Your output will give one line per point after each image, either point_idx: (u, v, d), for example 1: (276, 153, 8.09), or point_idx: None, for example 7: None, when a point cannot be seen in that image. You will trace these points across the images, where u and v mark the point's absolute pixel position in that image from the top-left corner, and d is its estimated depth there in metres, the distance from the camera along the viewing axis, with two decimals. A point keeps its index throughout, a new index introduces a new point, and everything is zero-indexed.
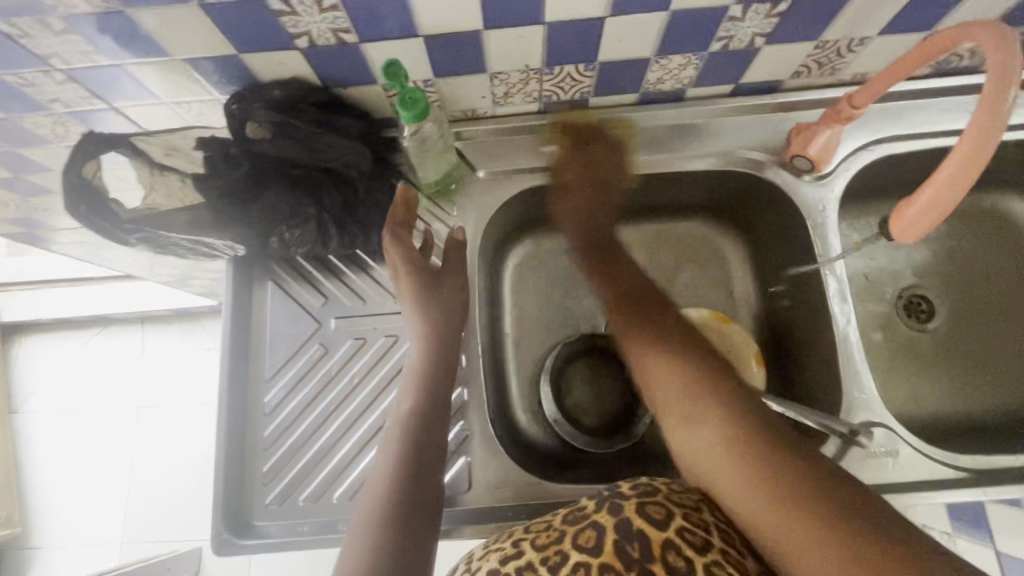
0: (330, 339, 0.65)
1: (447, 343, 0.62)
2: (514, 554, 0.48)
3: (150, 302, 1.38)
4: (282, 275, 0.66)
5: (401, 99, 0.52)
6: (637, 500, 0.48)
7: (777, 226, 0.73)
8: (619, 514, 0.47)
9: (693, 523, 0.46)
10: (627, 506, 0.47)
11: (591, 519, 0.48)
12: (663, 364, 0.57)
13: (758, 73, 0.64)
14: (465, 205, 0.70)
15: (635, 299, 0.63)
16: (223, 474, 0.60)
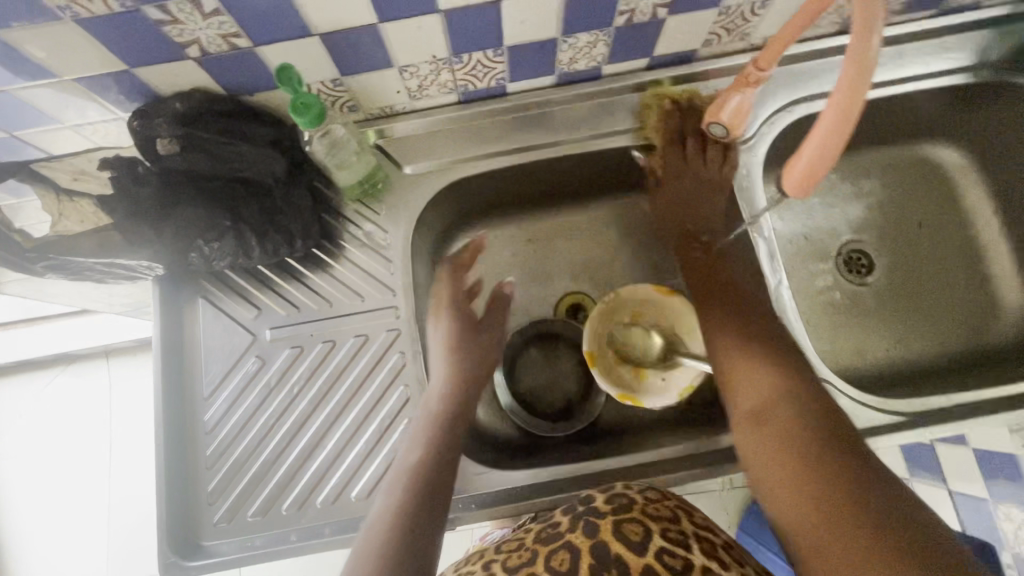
0: (266, 351, 0.64)
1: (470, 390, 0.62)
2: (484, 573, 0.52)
3: (109, 335, 1.35)
4: (213, 290, 0.65)
5: (295, 104, 0.50)
6: (613, 519, 0.52)
7: None
8: (598, 536, 0.51)
9: (670, 543, 0.50)
10: (604, 527, 0.52)
11: (564, 541, 0.51)
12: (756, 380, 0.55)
13: (670, 45, 0.64)
14: (394, 203, 0.69)
15: (725, 306, 0.62)
16: (166, 497, 0.59)
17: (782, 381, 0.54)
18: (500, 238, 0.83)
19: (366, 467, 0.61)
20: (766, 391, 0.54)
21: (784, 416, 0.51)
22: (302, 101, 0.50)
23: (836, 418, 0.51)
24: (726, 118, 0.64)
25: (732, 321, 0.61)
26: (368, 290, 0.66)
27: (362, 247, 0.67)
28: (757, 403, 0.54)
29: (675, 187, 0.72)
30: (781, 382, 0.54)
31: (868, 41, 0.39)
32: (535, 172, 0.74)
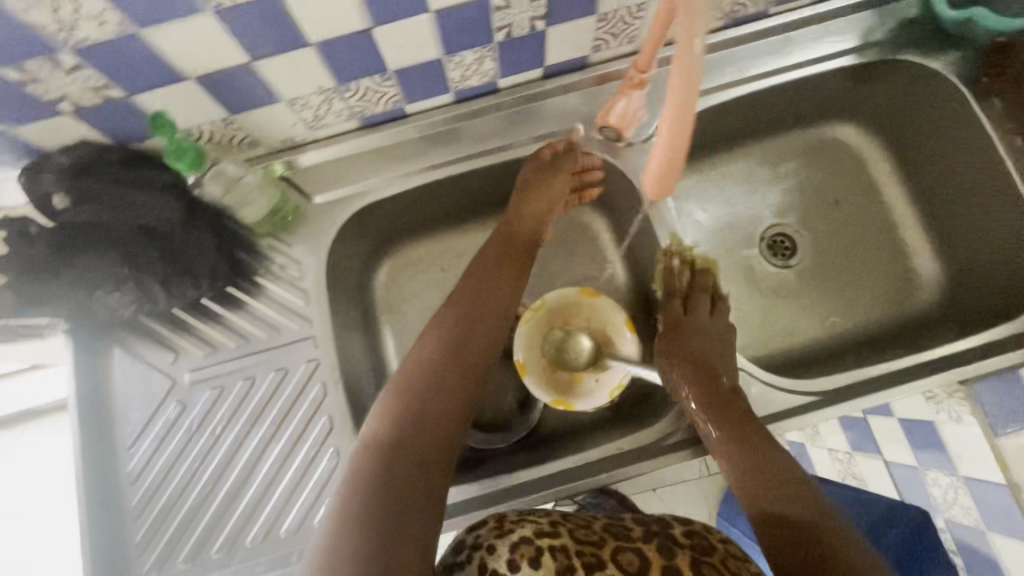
0: (185, 395, 0.64)
1: (508, 285, 0.67)
2: (550, 531, 0.54)
3: None
4: (128, 337, 0.65)
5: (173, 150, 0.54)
6: (692, 554, 0.51)
7: (624, 195, 0.75)
8: (677, 562, 0.50)
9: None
10: (681, 560, 0.51)
11: (637, 547, 0.52)
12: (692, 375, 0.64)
13: (559, 54, 0.66)
14: (307, 233, 0.69)
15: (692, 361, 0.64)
16: (91, 554, 0.58)
17: (750, 439, 0.57)
18: (428, 255, 0.83)
19: (293, 501, 0.61)
20: (745, 447, 0.56)
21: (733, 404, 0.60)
22: (176, 147, 0.54)
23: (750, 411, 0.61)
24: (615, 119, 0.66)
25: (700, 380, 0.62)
26: (287, 324, 0.66)
27: (277, 281, 0.67)
28: (744, 454, 0.55)
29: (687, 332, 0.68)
30: (759, 446, 0.56)
31: (695, 53, 0.39)
32: (448, 187, 0.75)
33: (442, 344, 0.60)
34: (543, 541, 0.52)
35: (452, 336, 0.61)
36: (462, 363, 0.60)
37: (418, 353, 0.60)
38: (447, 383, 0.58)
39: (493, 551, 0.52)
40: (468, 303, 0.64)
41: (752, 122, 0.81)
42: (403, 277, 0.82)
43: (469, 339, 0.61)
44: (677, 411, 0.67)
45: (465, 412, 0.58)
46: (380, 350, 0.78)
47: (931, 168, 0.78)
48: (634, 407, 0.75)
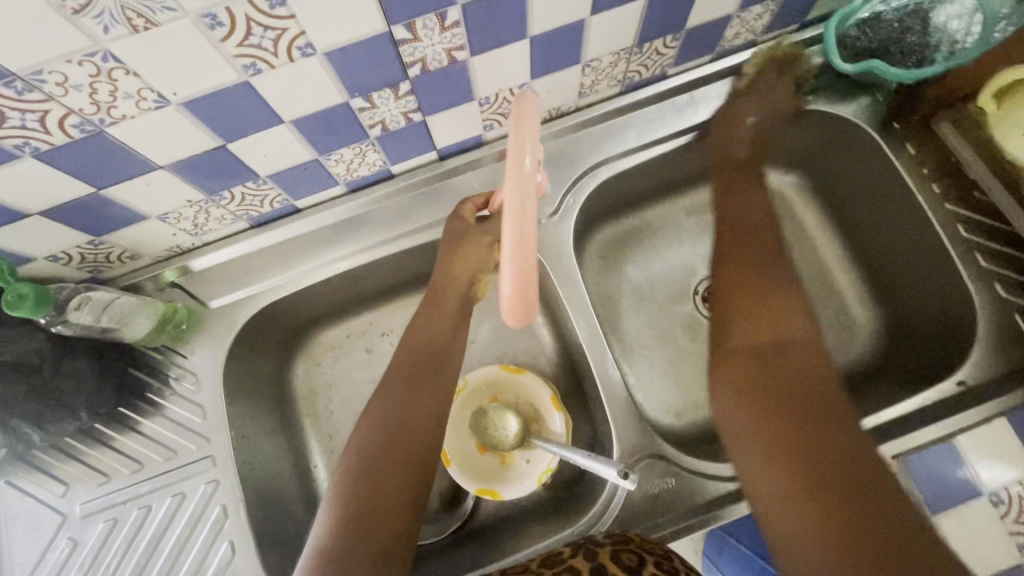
0: (79, 531, 0.60)
1: (439, 383, 0.61)
2: None
3: None
4: (11, 474, 0.60)
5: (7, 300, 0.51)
6: (612, 549, 0.51)
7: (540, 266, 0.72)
8: (597, 558, 0.50)
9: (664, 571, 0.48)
10: (603, 556, 0.51)
11: (564, 563, 0.51)
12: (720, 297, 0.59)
13: (448, 138, 0.63)
14: (202, 341, 0.66)
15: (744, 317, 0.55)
16: None
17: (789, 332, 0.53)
18: (351, 336, 0.79)
19: None
20: (774, 340, 0.52)
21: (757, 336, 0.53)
22: (16, 294, 0.51)
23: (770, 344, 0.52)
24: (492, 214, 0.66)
25: (750, 274, 0.58)
26: (183, 444, 0.62)
27: (172, 396, 0.64)
28: (753, 345, 0.53)
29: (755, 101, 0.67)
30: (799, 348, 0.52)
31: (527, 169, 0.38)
32: (358, 275, 0.72)
33: (373, 456, 0.54)
34: None
35: (381, 445, 0.55)
36: (398, 476, 0.54)
37: (348, 472, 0.54)
38: (390, 503, 0.52)
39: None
40: (398, 399, 0.59)
41: (672, 175, 0.78)
42: (323, 365, 0.78)
43: (398, 448, 0.55)
44: (609, 499, 0.63)
45: (403, 515, 0.53)
46: (300, 448, 0.74)
47: (858, 211, 0.75)
48: (568, 488, 0.71)
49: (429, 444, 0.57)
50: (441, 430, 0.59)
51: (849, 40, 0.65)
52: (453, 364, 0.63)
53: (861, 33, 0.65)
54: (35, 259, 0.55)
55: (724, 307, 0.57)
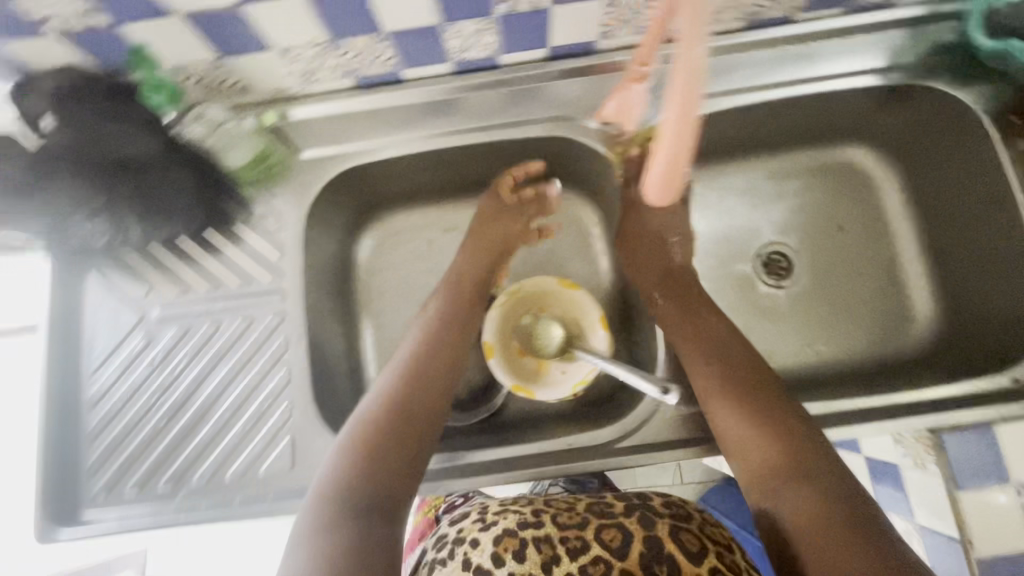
0: (153, 331, 0.65)
1: (458, 342, 0.65)
2: (534, 520, 0.58)
3: None
4: (104, 267, 0.66)
5: (148, 85, 0.58)
6: (672, 523, 0.57)
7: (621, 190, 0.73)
8: (654, 531, 0.56)
9: (723, 564, 0.54)
10: (661, 529, 0.56)
11: (618, 521, 0.57)
12: (712, 364, 0.62)
13: (565, 35, 0.63)
14: (289, 188, 0.69)
15: (739, 390, 0.59)
16: (44, 467, 0.61)
17: (785, 434, 0.55)
18: (417, 224, 0.82)
19: (243, 447, 0.63)
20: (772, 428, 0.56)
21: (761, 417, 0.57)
22: (155, 83, 0.58)
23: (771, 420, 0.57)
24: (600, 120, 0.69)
25: (732, 385, 0.59)
26: (257, 275, 0.67)
27: (255, 230, 0.68)
28: (765, 451, 0.55)
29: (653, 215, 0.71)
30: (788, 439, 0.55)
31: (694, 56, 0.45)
32: (442, 161, 0.74)
33: (387, 411, 0.57)
34: (528, 531, 0.56)
35: (401, 397, 0.58)
36: (408, 456, 0.56)
37: (363, 423, 0.57)
38: (400, 482, 0.55)
39: (476, 545, 0.56)
40: (421, 356, 0.62)
41: (765, 132, 0.78)
42: (389, 244, 0.81)
43: (408, 428, 0.57)
44: (648, 412, 0.66)
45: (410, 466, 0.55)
46: (354, 314, 0.79)
47: (945, 201, 0.74)
48: (597, 404, 0.75)
49: (437, 404, 0.60)
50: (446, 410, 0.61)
51: (996, 18, 0.64)
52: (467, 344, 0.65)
53: (1012, 11, 0.62)
54: (164, 64, 0.58)
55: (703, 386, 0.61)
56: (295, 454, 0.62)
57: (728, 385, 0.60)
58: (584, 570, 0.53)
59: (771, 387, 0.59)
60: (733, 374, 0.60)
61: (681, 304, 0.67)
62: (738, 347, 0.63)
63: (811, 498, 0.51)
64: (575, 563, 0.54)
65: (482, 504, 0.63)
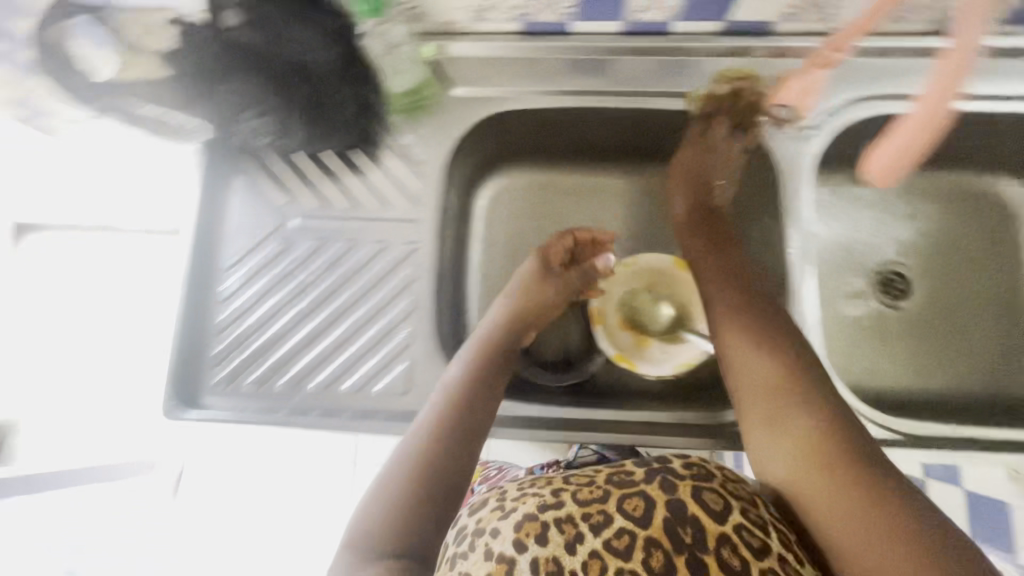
0: (289, 238, 0.67)
1: (488, 403, 0.61)
2: (552, 500, 0.48)
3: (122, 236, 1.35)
4: (253, 170, 0.68)
5: None
6: (693, 483, 0.49)
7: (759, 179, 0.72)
8: (680, 497, 0.48)
9: (749, 522, 0.47)
10: (685, 492, 0.48)
11: (640, 488, 0.49)
12: (732, 297, 0.63)
13: (748, 10, 0.62)
14: (436, 122, 0.70)
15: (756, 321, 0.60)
16: (175, 348, 0.63)
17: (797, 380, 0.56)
18: (535, 184, 0.82)
19: (361, 364, 0.64)
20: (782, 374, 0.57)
21: (777, 361, 0.58)
22: None
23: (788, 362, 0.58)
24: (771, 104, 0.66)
25: (749, 317, 0.61)
26: (395, 200, 0.68)
27: (398, 157, 0.68)
28: (775, 387, 0.56)
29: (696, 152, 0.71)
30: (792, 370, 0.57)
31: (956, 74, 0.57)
32: (585, 122, 0.74)
33: (412, 475, 0.55)
34: (549, 514, 0.47)
35: (427, 459, 0.56)
36: (422, 537, 0.52)
37: (389, 484, 0.55)
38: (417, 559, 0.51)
39: (496, 535, 0.47)
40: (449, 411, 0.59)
41: None
42: (505, 196, 0.81)
43: (427, 506, 0.54)
44: None
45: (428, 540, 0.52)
46: (464, 259, 0.79)
47: None
48: (694, 387, 0.75)
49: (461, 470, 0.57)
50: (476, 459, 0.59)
51: None
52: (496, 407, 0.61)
53: None
54: None
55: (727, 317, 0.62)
56: (412, 378, 0.64)
57: (749, 317, 0.61)
58: (609, 546, 0.45)
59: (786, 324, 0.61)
60: (751, 306, 0.62)
61: (708, 244, 0.69)
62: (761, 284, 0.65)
63: (814, 432, 0.53)
64: (599, 539, 0.46)
65: (500, 489, 0.53)
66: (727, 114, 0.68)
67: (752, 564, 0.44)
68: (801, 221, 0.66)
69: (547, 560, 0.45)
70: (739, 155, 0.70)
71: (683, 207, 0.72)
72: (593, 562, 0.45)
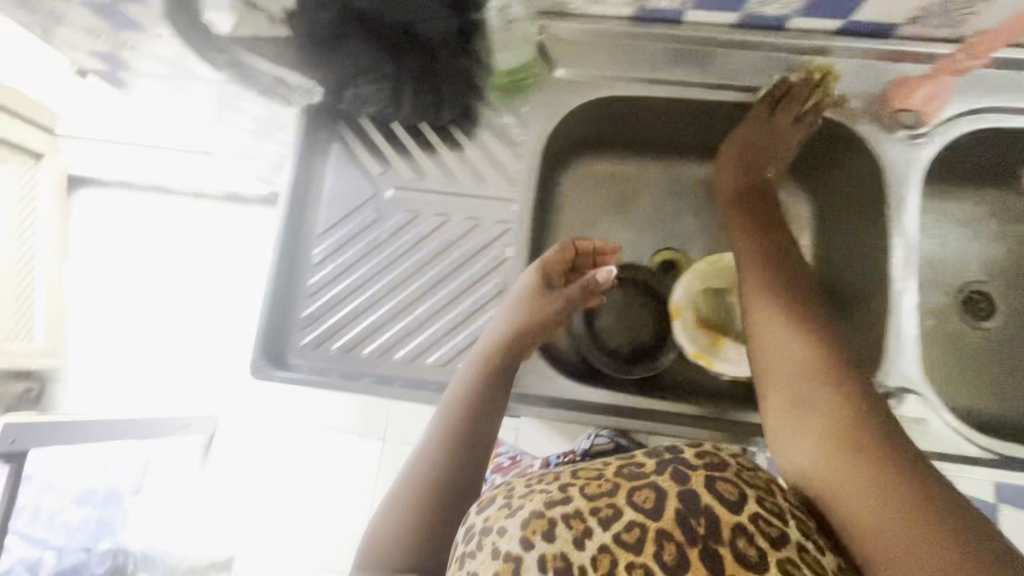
0: (383, 208, 0.67)
1: (484, 419, 0.59)
2: (559, 496, 0.44)
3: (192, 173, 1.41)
4: (350, 138, 0.68)
5: None
6: (706, 474, 0.46)
7: (848, 184, 0.71)
8: (693, 489, 0.44)
9: (766, 511, 0.44)
10: (698, 483, 0.45)
11: (651, 480, 0.45)
12: (757, 268, 0.61)
13: (875, 10, 0.60)
14: (536, 103, 0.69)
15: (784, 296, 0.58)
16: (267, 309, 0.64)
17: (823, 358, 0.54)
18: (617, 174, 0.82)
19: (449, 339, 0.64)
20: (810, 355, 0.55)
21: (803, 340, 0.56)
22: None
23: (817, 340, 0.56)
24: (898, 105, 0.64)
25: (778, 291, 0.59)
26: (491, 177, 0.67)
27: (496, 135, 0.68)
28: (802, 365, 0.55)
29: (750, 127, 0.67)
30: (827, 352, 0.55)
31: None
32: (683, 116, 0.72)
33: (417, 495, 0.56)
34: (556, 510, 0.43)
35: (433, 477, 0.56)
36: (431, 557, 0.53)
37: (398, 503, 0.56)
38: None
39: (502, 533, 0.43)
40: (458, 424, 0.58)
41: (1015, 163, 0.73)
42: (585, 182, 0.82)
43: (434, 527, 0.54)
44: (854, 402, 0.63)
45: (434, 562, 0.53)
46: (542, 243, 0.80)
47: None
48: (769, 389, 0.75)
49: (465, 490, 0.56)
50: (484, 467, 0.59)
51: None
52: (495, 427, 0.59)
53: None
54: None
55: (752, 291, 0.60)
56: None
57: (781, 295, 0.58)
58: (619, 541, 0.42)
59: (816, 300, 0.58)
60: (779, 280, 0.60)
61: (756, 216, 0.65)
62: (792, 257, 0.61)
63: (842, 409, 0.52)
64: (609, 533, 0.42)
65: (509, 484, 0.49)
66: (791, 104, 0.66)
67: (768, 553, 0.41)
68: (905, 231, 0.64)
69: (556, 556, 0.41)
70: (795, 124, 0.66)
71: (735, 176, 0.68)
72: (603, 558, 0.41)
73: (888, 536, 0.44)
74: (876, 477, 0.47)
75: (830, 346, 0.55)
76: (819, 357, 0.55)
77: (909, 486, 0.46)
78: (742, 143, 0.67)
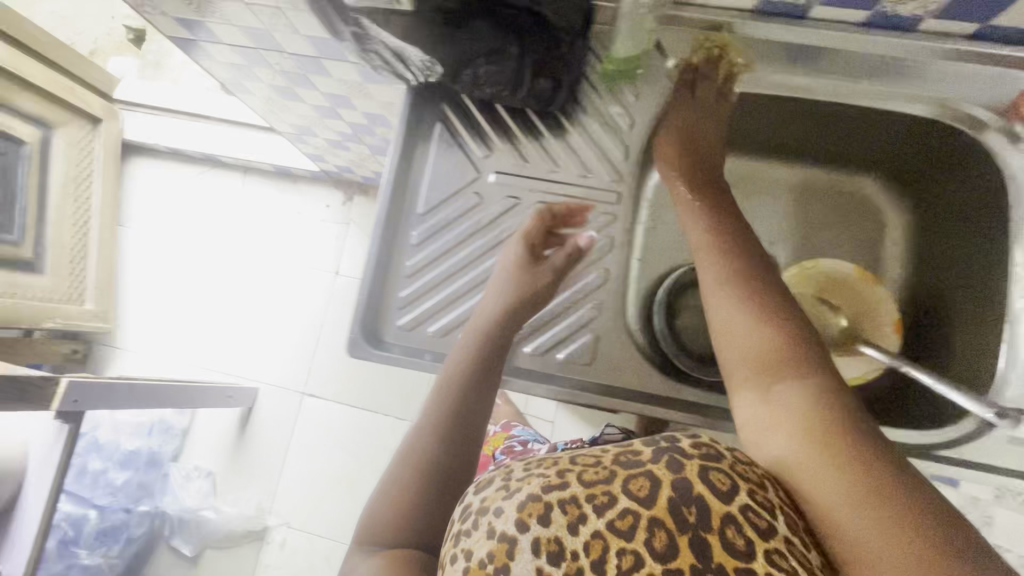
0: (486, 192, 0.68)
1: (469, 387, 0.61)
2: (556, 482, 0.40)
3: (290, 160, 1.63)
4: (453, 119, 0.67)
5: None
6: (700, 462, 0.41)
7: (949, 196, 0.71)
8: (689, 481, 0.40)
9: (756, 503, 0.41)
10: (690, 472, 0.41)
11: (645, 468, 0.40)
12: (724, 257, 0.59)
13: (1019, 18, 0.56)
14: (646, 93, 0.69)
15: (746, 282, 0.56)
16: (367, 287, 0.64)
17: (787, 349, 0.52)
18: None
19: (550, 327, 0.67)
20: (775, 346, 0.53)
21: (765, 330, 0.54)
22: None
23: (779, 327, 0.54)
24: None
25: (739, 279, 0.57)
26: (597, 168, 0.69)
27: (603, 123, 0.69)
28: (764, 356, 0.53)
29: (693, 112, 0.67)
30: (789, 340, 0.53)
31: None
32: (790, 116, 0.73)
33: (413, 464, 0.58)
34: (553, 495, 0.39)
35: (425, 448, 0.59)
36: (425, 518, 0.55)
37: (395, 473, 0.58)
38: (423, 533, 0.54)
39: (499, 514, 0.39)
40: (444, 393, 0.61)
41: None
42: None
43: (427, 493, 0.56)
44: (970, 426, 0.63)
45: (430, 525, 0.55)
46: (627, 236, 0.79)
47: None
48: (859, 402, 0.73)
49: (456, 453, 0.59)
50: (472, 428, 0.61)
51: None
52: (484, 390, 0.61)
53: None
54: None
55: (717, 280, 0.58)
56: (596, 350, 0.66)
57: (742, 283, 0.56)
58: (612, 528, 0.38)
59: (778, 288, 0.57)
60: (744, 265, 0.58)
61: (722, 203, 0.64)
62: (752, 245, 0.60)
63: (810, 401, 0.49)
64: (602, 520, 0.38)
65: (507, 467, 0.44)
66: (710, 81, 0.68)
67: (758, 545, 0.38)
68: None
69: (550, 540, 0.37)
70: (722, 100, 0.68)
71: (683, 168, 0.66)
72: (595, 543, 0.37)
73: (872, 538, 0.42)
74: (852, 472, 0.45)
75: (799, 336, 0.54)
76: (783, 348, 0.53)
77: (889, 478, 0.44)
78: (684, 125, 0.67)
